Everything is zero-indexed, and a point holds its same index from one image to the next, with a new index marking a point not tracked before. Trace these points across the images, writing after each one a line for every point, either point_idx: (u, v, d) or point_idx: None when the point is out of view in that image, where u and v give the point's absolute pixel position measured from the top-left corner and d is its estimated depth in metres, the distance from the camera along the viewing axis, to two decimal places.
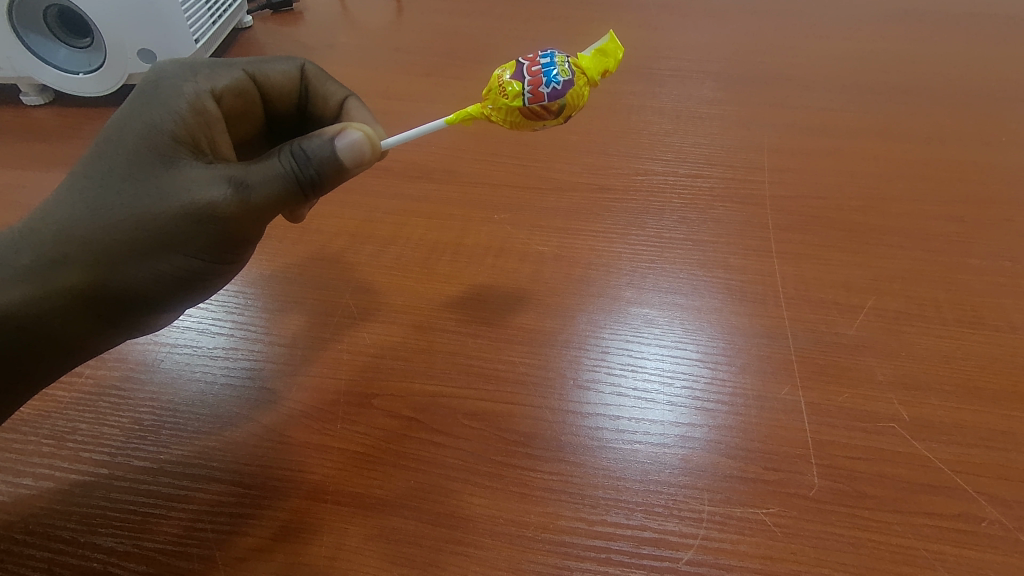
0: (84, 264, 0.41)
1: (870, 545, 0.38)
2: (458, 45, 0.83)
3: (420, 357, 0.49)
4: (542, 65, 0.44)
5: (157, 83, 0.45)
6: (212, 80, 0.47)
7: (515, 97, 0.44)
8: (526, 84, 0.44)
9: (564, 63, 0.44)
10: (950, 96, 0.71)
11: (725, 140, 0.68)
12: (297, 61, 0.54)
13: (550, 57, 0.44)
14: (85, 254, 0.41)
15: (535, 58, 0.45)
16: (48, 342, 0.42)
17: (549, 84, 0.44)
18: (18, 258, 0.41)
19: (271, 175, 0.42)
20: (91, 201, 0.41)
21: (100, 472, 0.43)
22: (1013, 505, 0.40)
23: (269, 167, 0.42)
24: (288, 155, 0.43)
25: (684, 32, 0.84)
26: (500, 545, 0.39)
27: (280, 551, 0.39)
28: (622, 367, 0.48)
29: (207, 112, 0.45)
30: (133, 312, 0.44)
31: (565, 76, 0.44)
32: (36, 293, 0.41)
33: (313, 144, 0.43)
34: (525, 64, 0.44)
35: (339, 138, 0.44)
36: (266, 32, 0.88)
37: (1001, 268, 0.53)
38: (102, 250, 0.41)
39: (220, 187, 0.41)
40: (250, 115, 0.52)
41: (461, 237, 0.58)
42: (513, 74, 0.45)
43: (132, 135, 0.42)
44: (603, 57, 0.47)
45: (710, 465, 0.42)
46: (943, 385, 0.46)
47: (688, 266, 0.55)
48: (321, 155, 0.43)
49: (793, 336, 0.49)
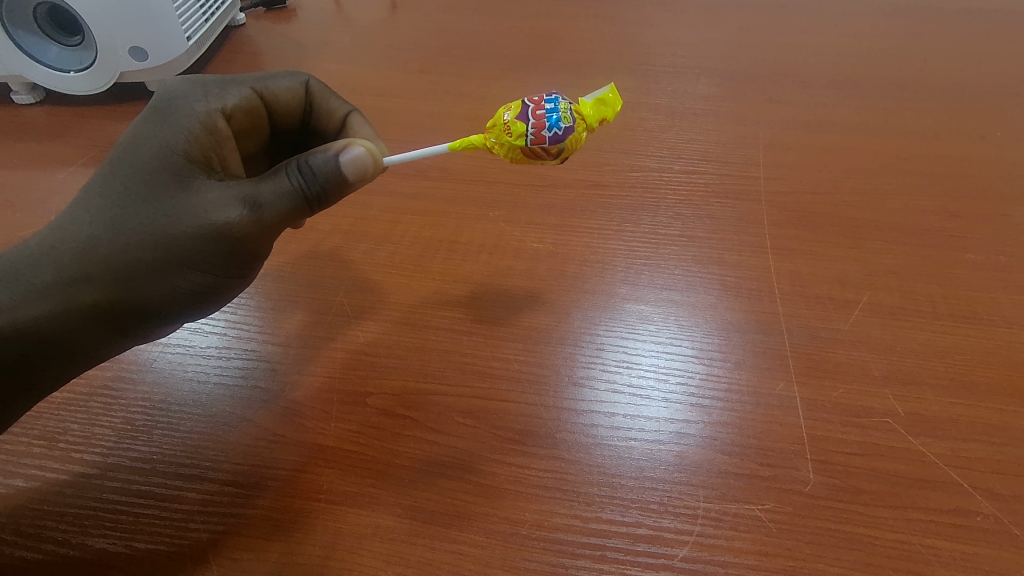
0: (105, 281, 0.41)
1: (865, 541, 0.38)
2: (453, 43, 0.83)
3: (414, 355, 0.49)
4: (547, 109, 0.44)
5: (170, 103, 0.45)
6: (223, 99, 0.48)
7: (518, 136, 0.44)
8: (529, 125, 0.44)
9: (568, 109, 0.44)
10: (945, 92, 0.71)
11: (720, 136, 0.67)
12: (302, 77, 0.54)
13: (555, 102, 0.44)
14: (105, 271, 0.41)
15: (540, 100, 0.44)
16: (64, 352, 0.42)
17: (551, 129, 0.43)
18: (39, 275, 0.41)
19: (281, 194, 0.41)
20: (110, 220, 0.41)
21: (91, 473, 0.43)
22: (1008, 499, 0.40)
23: (277, 185, 0.41)
24: (294, 171, 0.42)
25: (680, 29, 0.84)
26: (494, 543, 0.39)
27: (272, 551, 0.39)
28: (617, 363, 0.48)
29: (218, 131, 0.46)
30: (146, 322, 0.43)
31: (567, 122, 0.44)
32: (56, 309, 0.41)
33: (317, 158, 0.42)
34: (530, 106, 0.44)
35: (342, 153, 0.43)
36: (259, 30, 0.88)
37: (997, 263, 0.53)
38: (122, 267, 0.41)
39: (235, 208, 0.41)
40: (256, 132, 0.53)
41: (455, 234, 0.58)
42: (517, 113, 0.44)
43: (147, 155, 0.42)
44: (602, 107, 0.47)
45: (705, 461, 0.42)
46: (938, 380, 0.46)
47: (683, 262, 0.55)
48: (326, 170, 0.42)
49: (788, 332, 0.49)
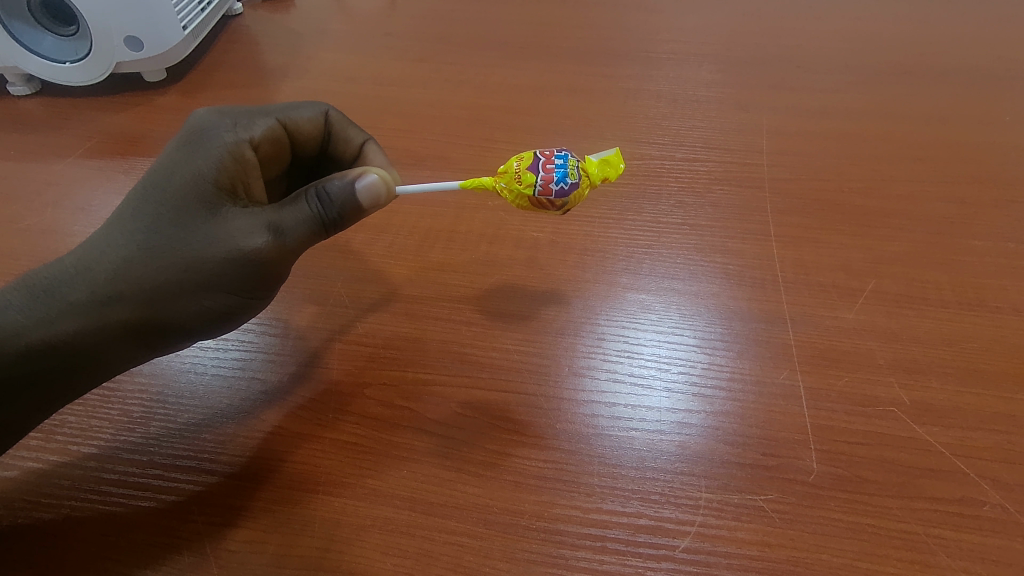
0: (137, 301, 0.40)
1: (870, 531, 0.38)
2: (452, 31, 0.82)
3: (412, 346, 0.48)
4: (555, 164, 0.43)
5: (199, 134, 0.45)
6: (250, 129, 0.46)
7: (527, 186, 0.43)
8: (538, 176, 0.43)
9: (576, 166, 0.44)
10: (953, 77, 0.70)
11: (723, 123, 0.66)
12: (322, 106, 0.53)
13: (564, 158, 0.44)
14: (137, 290, 0.40)
15: (551, 155, 0.44)
16: (93, 366, 0.41)
17: (558, 182, 0.43)
18: (74, 294, 0.40)
19: (302, 220, 0.41)
20: (142, 241, 0.40)
21: (89, 466, 0.42)
22: (1015, 488, 0.39)
23: (298, 211, 0.41)
24: (313, 198, 0.41)
25: (683, 15, 0.82)
26: (494, 535, 0.38)
27: (270, 543, 0.38)
28: (618, 353, 0.48)
29: (246, 161, 0.44)
30: (174, 341, 0.42)
31: (574, 177, 0.43)
32: (89, 325, 0.40)
33: (334, 184, 0.42)
34: (541, 158, 0.44)
35: (358, 180, 0.42)
36: (257, 19, 0.87)
37: (1004, 249, 0.52)
38: (153, 287, 0.40)
39: (260, 234, 0.40)
40: (277, 162, 0.51)
41: (454, 224, 0.58)
42: (527, 163, 0.44)
43: (178, 182, 0.41)
44: (606, 166, 0.45)
45: (709, 452, 0.42)
46: (944, 368, 0.45)
47: (685, 251, 0.54)
48: (343, 196, 0.41)
49: (792, 321, 0.48)
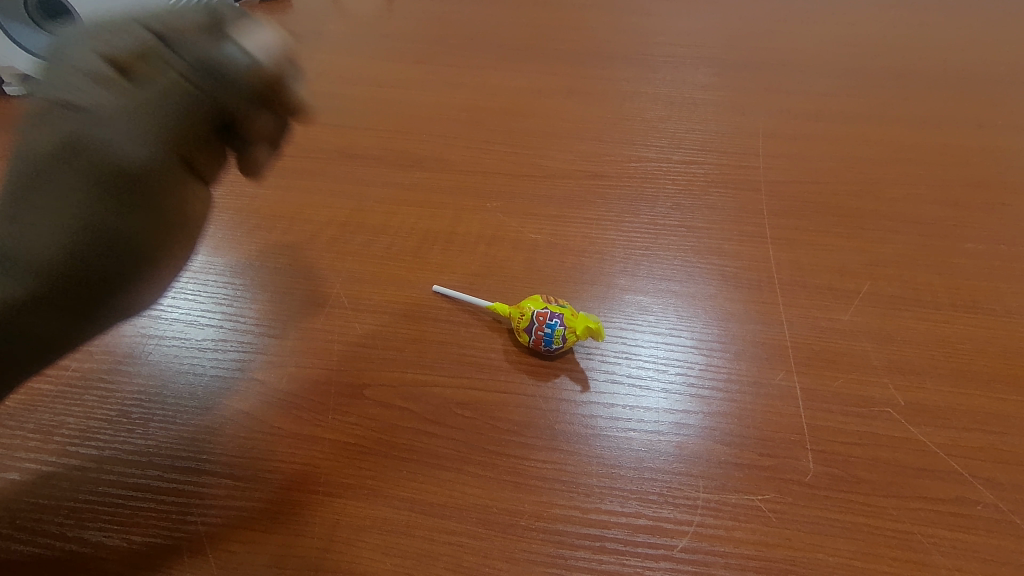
0: (30, 272, 0.33)
1: (865, 530, 0.38)
2: (450, 33, 0.82)
3: (412, 347, 0.48)
4: (544, 330, 0.46)
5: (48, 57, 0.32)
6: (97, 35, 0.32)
7: (522, 339, 0.47)
8: (531, 337, 0.46)
9: (562, 336, 0.46)
10: (946, 81, 0.71)
11: (720, 126, 0.67)
12: None
13: (552, 327, 0.46)
14: (27, 256, 0.32)
15: (542, 319, 0.46)
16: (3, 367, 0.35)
17: (545, 346, 0.46)
18: None
19: (177, 104, 0.33)
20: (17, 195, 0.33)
21: (87, 468, 0.42)
22: (1009, 487, 0.40)
23: (171, 95, 0.33)
24: (191, 72, 0.33)
25: (679, 18, 0.83)
26: (493, 535, 0.39)
27: (270, 544, 0.38)
28: (616, 354, 0.48)
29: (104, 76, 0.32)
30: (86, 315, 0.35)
31: (558, 344, 0.46)
32: None
33: (222, 50, 0.33)
34: (533, 329, 0.46)
35: (253, 45, 0.33)
36: (254, 20, 0.87)
37: (997, 252, 0.53)
38: (46, 245, 0.32)
39: (135, 138, 0.32)
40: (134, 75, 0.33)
41: (453, 226, 0.58)
42: (524, 323, 0.47)
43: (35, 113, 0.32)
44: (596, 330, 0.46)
45: (705, 452, 0.42)
46: (939, 369, 0.45)
47: (682, 253, 0.55)
48: (233, 65, 0.33)
49: (788, 322, 0.49)
